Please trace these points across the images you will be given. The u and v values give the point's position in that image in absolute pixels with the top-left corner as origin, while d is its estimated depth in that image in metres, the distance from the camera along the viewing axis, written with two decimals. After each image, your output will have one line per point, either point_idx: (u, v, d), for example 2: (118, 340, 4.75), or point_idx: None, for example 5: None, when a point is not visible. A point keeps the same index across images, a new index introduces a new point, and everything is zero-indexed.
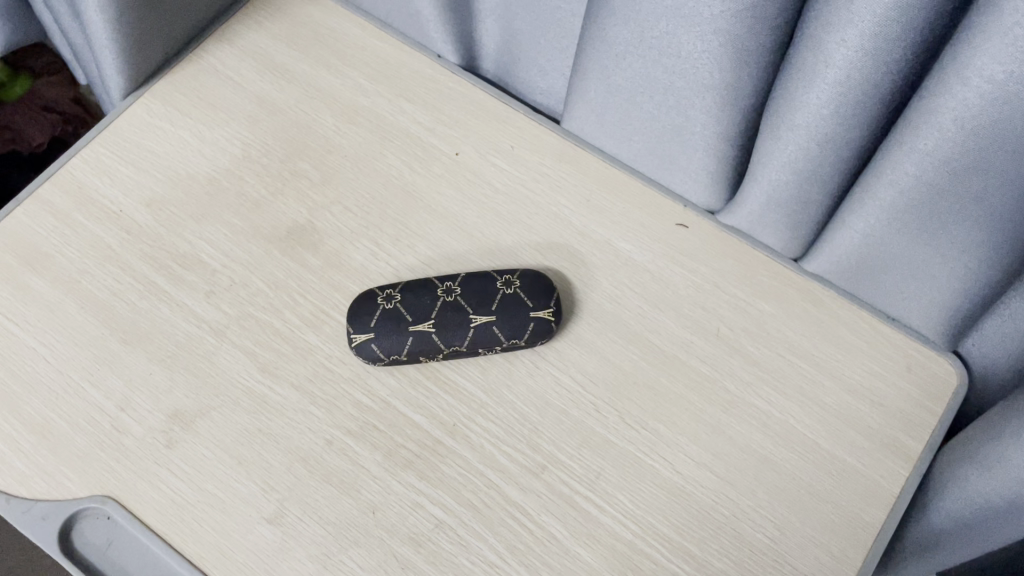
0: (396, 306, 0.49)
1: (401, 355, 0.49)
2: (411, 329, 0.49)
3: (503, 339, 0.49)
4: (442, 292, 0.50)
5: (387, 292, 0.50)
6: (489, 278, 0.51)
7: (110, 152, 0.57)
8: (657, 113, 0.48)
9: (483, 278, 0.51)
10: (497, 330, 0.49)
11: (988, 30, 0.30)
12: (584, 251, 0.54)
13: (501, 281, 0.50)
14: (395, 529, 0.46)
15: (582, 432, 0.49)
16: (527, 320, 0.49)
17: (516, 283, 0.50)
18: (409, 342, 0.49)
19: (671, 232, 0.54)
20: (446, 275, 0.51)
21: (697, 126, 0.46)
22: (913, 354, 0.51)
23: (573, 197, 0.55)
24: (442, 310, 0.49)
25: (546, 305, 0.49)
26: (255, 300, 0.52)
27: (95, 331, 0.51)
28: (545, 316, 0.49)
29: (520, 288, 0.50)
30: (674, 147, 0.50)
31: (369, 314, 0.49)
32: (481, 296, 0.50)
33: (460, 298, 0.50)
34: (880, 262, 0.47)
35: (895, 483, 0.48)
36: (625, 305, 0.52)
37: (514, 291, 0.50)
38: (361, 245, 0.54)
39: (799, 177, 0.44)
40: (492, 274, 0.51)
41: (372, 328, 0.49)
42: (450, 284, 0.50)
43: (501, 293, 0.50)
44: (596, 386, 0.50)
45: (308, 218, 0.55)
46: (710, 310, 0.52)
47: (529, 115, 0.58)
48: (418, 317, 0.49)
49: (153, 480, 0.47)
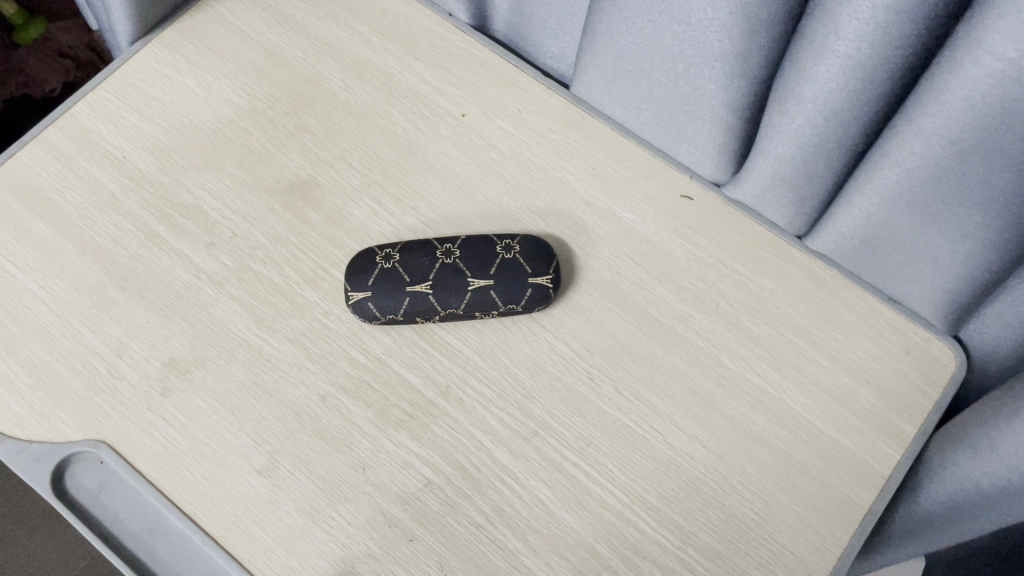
0: (394, 267, 0.49)
1: (397, 315, 0.49)
2: (408, 290, 0.49)
3: (500, 304, 0.49)
4: (441, 254, 0.50)
5: (386, 251, 0.50)
6: (489, 242, 0.50)
7: (114, 97, 0.56)
8: (665, 80, 0.47)
9: (484, 241, 0.50)
10: (494, 295, 0.49)
11: (1001, 8, 0.29)
12: (585, 219, 0.53)
13: (501, 246, 0.50)
14: (385, 487, 0.47)
15: (575, 400, 0.49)
16: (523, 285, 0.49)
17: (516, 248, 0.50)
18: (405, 303, 0.49)
19: (675, 204, 0.54)
20: (446, 237, 0.51)
21: (705, 96, 0.46)
22: (912, 337, 0.50)
23: (578, 163, 0.55)
24: (440, 272, 0.49)
25: (545, 272, 0.49)
26: (254, 253, 0.52)
27: (94, 277, 0.51)
28: (543, 283, 0.49)
29: (519, 253, 0.50)
30: (682, 116, 0.49)
31: (367, 273, 0.49)
32: (479, 261, 0.49)
33: (459, 260, 0.49)
34: (883, 242, 0.46)
35: (886, 465, 0.48)
36: (625, 276, 0.52)
37: (513, 256, 0.50)
38: (363, 202, 0.54)
39: (805, 151, 0.43)
40: (493, 238, 0.51)
41: (370, 287, 0.49)
42: (450, 246, 0.50)
43: (500, 258, 0.50)
44: (590, 355, 0.50)
45: (311, 173, 0.54)
46: (711, 284, 0.52)
47: (537, 78, 0.57)
48: (415, 277, 0.49)
49: (147, 427, 0.48)
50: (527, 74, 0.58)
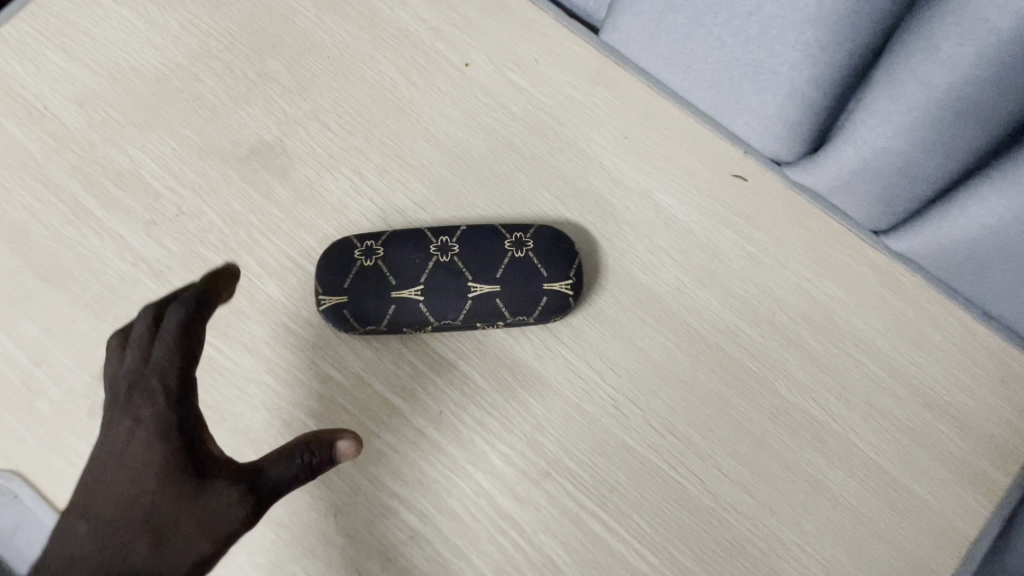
0: (376, 265, 0.40)
1: (379, 326, 0.39)
2: (393, 296, 0.39)
3: (508, 315, 0.39)
4: (435, 250, 0.40)
5: (367, 245, 0.40)
6: (495, 236, 0.41)
7: (33, 30, 0.45)
8: (727, 35, 0.37)
9: (488, 234, 0.41)
10: (500, 304, 0.39)
11: None
12: (613, 203, 0.43)
13: (510, 242, 0.40)
14: (361, 537, 0.38)
15: (596, 434, 0.40)
16: (537, 294, 0.39)
17: (529, 245, 0.40)
18: (390, 312, 0.39)
19: (725, 186, 0.44)
20: (443, 228, 0.41)
21: (782, 66, 0.35)
22: (1009, 364, 0.41)
23: (606, 130, 0.44)
24: (434, 274, 0.39)
25: (566, 278, 0.39)
26: (206, 236, 0.42)
27: (7, 262, 0.42)
28: (562, 290, 0.40)
29: (533, 251, 0.40)
30: (743, 82, 0.39)
31: (343, 272, 0.40)
32: (482, 261, 0.40)
33: (457, 259, 0.40)
34: (998, 260, 0.37)
35: (972, 525, 0.39)
36: (660, 277, 0.42)
37: (525, 255, 0.40)
38: (340, 173, 0.43)
39: (920, 142, 0.33)
40: (500, 231, 0.41)
41: (346, 290, 0.39)
42: (446, 240, 0.40)
43: (509, 257, 0.40)
44: (616, 377, 0.41)
45: (276, 135, 0.44)
46: (766, 290, 0.42)
47: (557, 18, 0.46)
48: (403, 280, 0.39)
49: (69, 455, 0.39)
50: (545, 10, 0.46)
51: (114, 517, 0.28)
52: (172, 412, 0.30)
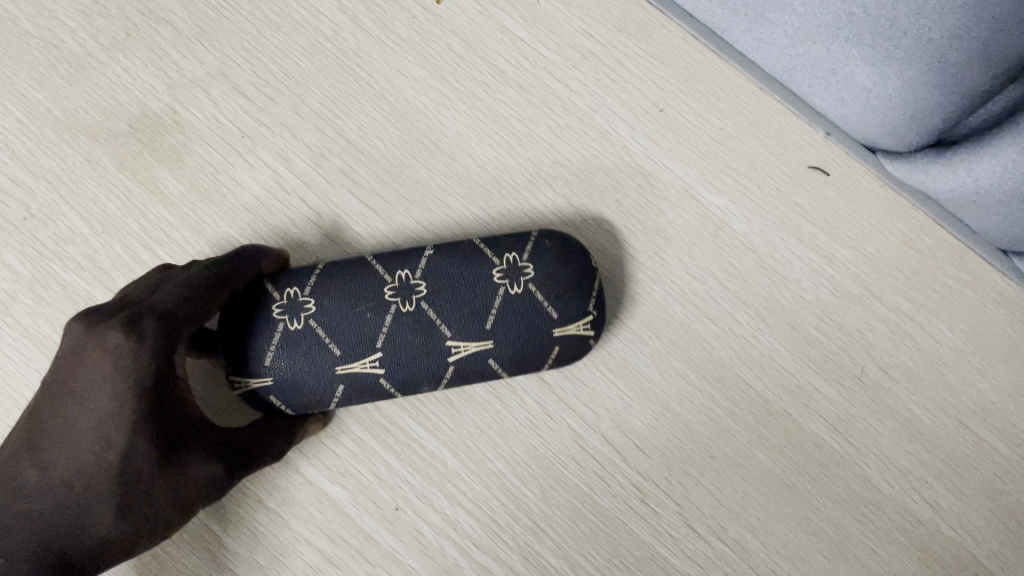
0: (308, 332, 0.27)
1: (326, 407, 0.27)
2: (340, 376, 0.27)
3: (505, 373, 0.28)
4: (393, 294, 0.27)
5: (288, 297, 0.27)
6: (475, 259, 0.28)
7: None
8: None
9: (466, 262, 0.28)
10: (493, 363, 0.28)
11: None
12: (644, 205, 0.31)
13: (500, 270, 0.28)
14: None
15: (610, 536, 0.30)
16: (547, 339, 0.28)
17: (528, 273, 0.28)
18: (340, 395, 0.27)
19: (801, 183, 0.31)
20: (399, 252, 0.28)
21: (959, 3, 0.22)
22: None
23: (635, 99, 0.31)
24: (396, 339, 0.27)
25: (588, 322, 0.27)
26: (67, 252, 0.30)
27: None
28: (579, 334, 0.28)
29: (535, 283, 0.28)
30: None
31: (259, 341, 0.27)
32: (463, 302, 0.27)
33: (427, 306, 0.27)
34: None
35: None
36: (704, 312, 0.31)
37: (524, 291, 0.28)
38: (256, 158, 0.31)
39: None
40: (485, 253, 0.28)
41: (270, 369, 0.27)
42: (404, 276, 0.27)
43: (502, 297, 0.27)
44: (641, 457, 0.30)
45: (165, 100, 0.31)
46: (852, 333, 0.31)
47: None
48: (352, 352, 0.27)
49: None
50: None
51: (68, 472, 0.24)
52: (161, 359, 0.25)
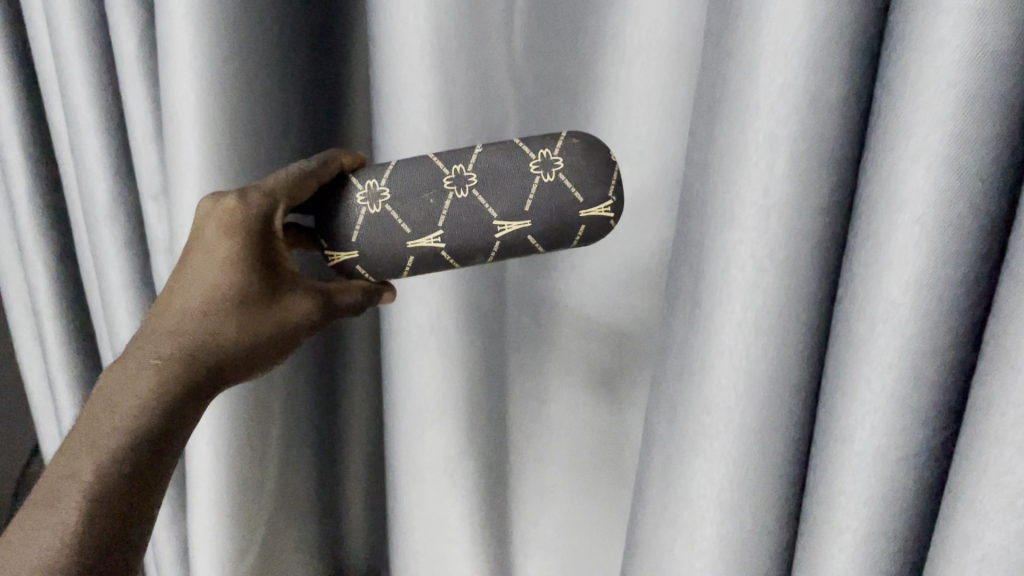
0: (382, 209, 0.45)
1: (405, 271, 0.47)
2: (409, 246, 0.45)
3: (539, 246, 0.46)
4: (452, 186, 0.45)
5: (375, 186, 0.46)
6: (521, 161, 0.45)
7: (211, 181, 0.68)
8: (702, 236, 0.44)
9: (503, 155, 0.45)
10: (531, 239, 0.46)
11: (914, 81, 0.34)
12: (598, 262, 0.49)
13: (537, 162, 0.45)
14: None
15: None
16: (570, 217, 0.46)
17: (557, 165, 0.45)
18: (411, 260, 0.46)
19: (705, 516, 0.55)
20: (460, 152, 0.46)
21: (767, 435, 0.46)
22: None
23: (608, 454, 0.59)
24: (449, 217, 0.45)
25: (597, 203, 0.45)
26: None
27: None
28: (601, 215, 0.46)
29: (563, 171, 0.45)
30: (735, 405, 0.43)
31: (355, 223, 0.46)
32: (505, 185, 0.45)
33: (477, 192, 0.45)
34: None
35: None
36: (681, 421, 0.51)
37: (552, 180, 0.45)
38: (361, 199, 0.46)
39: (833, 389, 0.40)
40: (524, 152, 0.45)
41: (354, 245, 0.46)
42: (460, 169, 0.45)
43: (534, 188, 0.45)
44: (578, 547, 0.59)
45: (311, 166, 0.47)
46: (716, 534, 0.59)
47: (542, 346, 0.69)
48: (421, 227, 0.45)
49: None
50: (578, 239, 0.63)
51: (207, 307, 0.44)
52: (255, 233, 0.44)
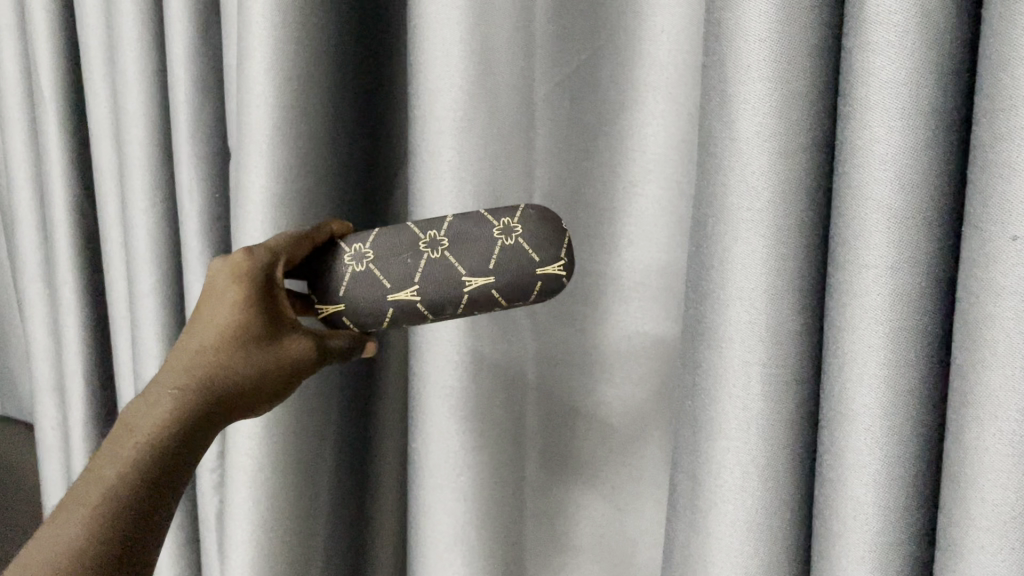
0: (367, 269, 0.66)
1: (387, 316, 0.66)
2: (392, 298, 0.65)
3: (495, 296, 0.65)
4: (431, 250, 0.66)
5: (362, 252, 0.66)
6: (484, 229, 0.65)
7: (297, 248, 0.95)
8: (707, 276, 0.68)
9: (471, 225, 0.65)
10: (491, 291, 0.65)
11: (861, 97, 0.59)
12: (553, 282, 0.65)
13: (498, 229, 0.65)
14: None
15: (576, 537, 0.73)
16: (518, 274, 0.65)
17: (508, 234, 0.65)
18: (394, 307, 0.66)
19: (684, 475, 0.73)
20: (436, 224, 0.66)
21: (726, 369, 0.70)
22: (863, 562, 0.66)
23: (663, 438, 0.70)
24: (427, 276, 0.65)
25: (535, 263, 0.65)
26: None
27: None
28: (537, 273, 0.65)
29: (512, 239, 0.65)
30: (752, 386, 0.65)
31: (343, 278, 0.66)
32: (471, 248, 0.65)
33: (450, 254, 0.65)
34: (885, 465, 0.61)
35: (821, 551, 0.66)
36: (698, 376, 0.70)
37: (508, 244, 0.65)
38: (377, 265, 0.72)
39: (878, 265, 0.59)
40: (487, 224, 0.65)
41: (343, 297, 0.66)
42: (434, 236, 0.66)
43: (492, 252, 0.65)
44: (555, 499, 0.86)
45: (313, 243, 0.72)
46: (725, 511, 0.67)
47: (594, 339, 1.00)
48: (404, 282, 0.65)
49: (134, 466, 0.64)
50: (617, 297, 0.99)
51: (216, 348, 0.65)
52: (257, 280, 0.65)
